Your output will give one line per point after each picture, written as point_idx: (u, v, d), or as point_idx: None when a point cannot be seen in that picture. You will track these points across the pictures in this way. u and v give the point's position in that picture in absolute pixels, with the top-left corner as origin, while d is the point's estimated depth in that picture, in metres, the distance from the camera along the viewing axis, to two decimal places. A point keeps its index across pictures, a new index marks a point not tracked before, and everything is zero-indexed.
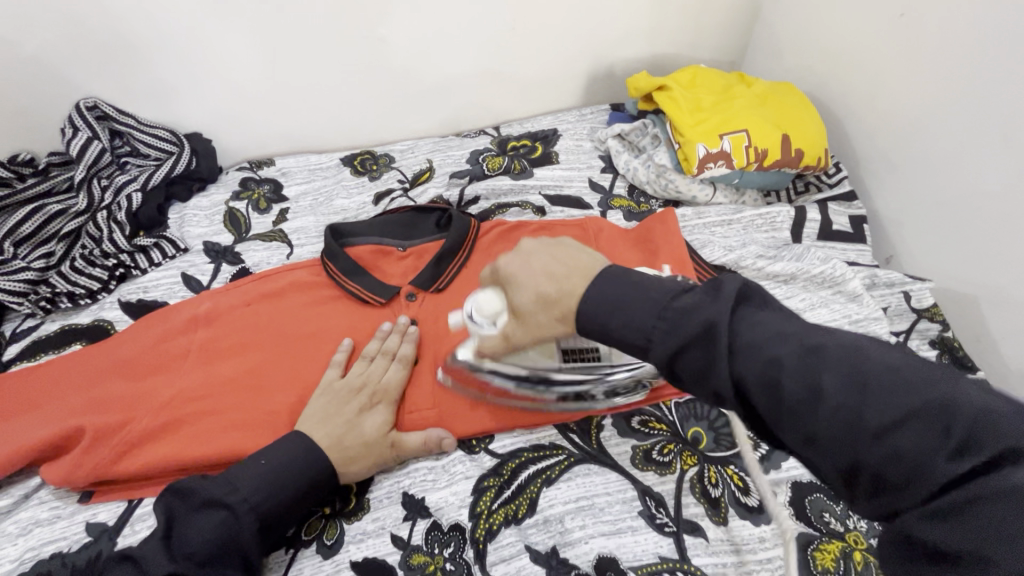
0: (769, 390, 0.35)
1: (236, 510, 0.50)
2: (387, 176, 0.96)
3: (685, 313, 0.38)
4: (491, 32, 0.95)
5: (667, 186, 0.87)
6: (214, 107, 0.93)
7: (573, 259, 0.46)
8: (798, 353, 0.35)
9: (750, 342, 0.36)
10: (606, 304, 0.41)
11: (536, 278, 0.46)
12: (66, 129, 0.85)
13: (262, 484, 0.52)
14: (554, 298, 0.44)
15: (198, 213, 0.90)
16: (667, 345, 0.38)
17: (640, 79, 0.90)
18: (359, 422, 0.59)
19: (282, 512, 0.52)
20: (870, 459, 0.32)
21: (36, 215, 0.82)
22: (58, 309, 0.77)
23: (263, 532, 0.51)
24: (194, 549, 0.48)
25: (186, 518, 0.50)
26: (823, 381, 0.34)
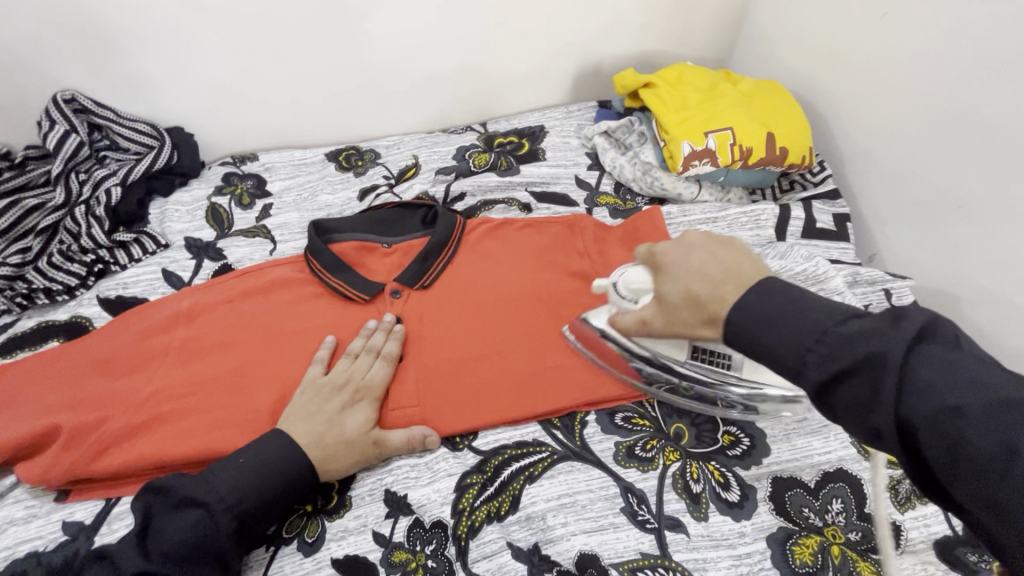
0: (941, 438, 0.33)
1: (212, 508, 0.50)
2: (372, 172, 0.95)
3: (846, 328, 0.38)
4: (478, 27, 0.95)
5: (653, 184, 0.87)
6: (196, 100, 0.91)
7: (733, 264, 0.46)
8: (989, 405, 0.33)
9: (935, 387, 0.34)
10: (755, 317, 0.42)
11: (689, 277, 0.48)
12: (42, 121, 0.83)
13: (240, 483, 0.52)
14: (701, 299, 0.47)
15: (180, 208, 0.89)
16: (810, 356, 0.39)
17: (626, 76, 0.90)
18: (340, 420, 0.59)
19: (260, 512, 0.52)
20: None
21: (12, 210, 0.80)
22: (35, 306, 0.76)
23: (239, 531, 0.51)
24: (171, 546, 0.47)
25: (166, 516, 0.50)
26: (1020, 443, 0.31)
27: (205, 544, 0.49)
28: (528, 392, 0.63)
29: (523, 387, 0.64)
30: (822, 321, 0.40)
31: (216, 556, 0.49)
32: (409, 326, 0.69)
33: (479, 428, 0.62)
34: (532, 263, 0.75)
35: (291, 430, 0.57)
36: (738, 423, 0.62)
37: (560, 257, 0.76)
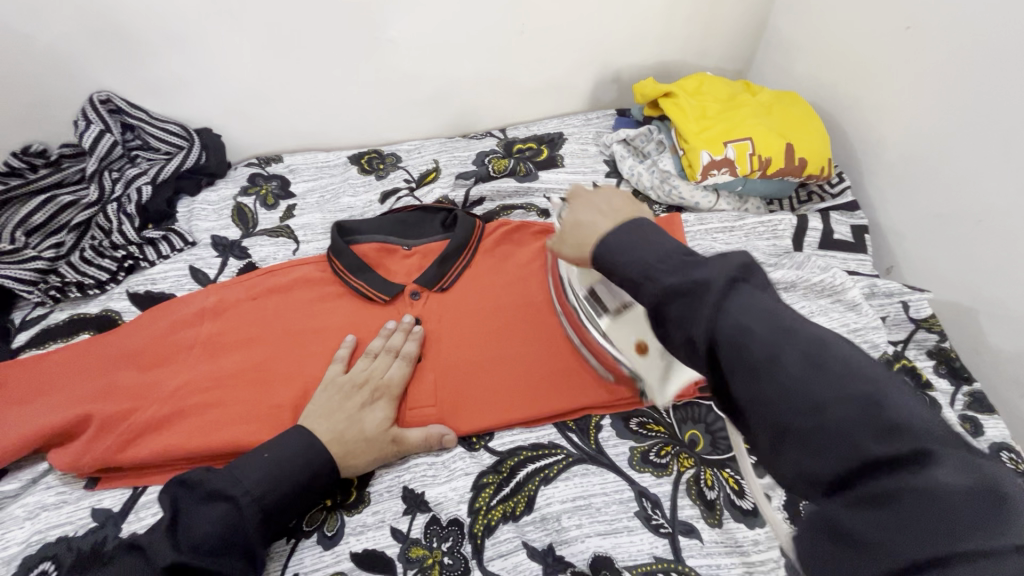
0: (733, 351, 0.37)
1: (239, 501, 0.51)
2: (394, 175, 0.97)
3: (709, 267, 0.40)
4: (499, 35, 0.96)
5: (671, 193, 0.87)
6: (225, 102, 0.94)
7: (622, 211, 0.52)
8: (771, 329, 0.36)
9: (741, 312, 0.37)
10: (610, 252, 0.45)
11: (579, 210, 0.53)
12: (79, 121, 0.86)
13: (264, 475, 0.53)
14: (580, 226, 0.51)
15: (207, 207, 0.91)
16: (670, 288, 0.40)
17: (647, 85, 0.91)
18: (360, 417, 0.60)
19: (284, 506, 0.53)
20: (819, 444, 0.33)
21: (47, 206, 0.83)
22: (67, 298, 0.78)
23: (265, 524, 0.52)
24: (200, 538, 0.49)
25: (195, 507, 0.51)
26: (785, 355, 0.35)
27: (232, 536, 0.50)
28: (537, 394, 0.64)
29: (533, 387, 0.65)
30: (700, 268, 0.40)
31: (242, 547, 0.50)
32: (428, 327, 0.70)
33: (494, 429, 0.63)
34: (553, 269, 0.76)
35: (315, 429, 0.58)
36: None
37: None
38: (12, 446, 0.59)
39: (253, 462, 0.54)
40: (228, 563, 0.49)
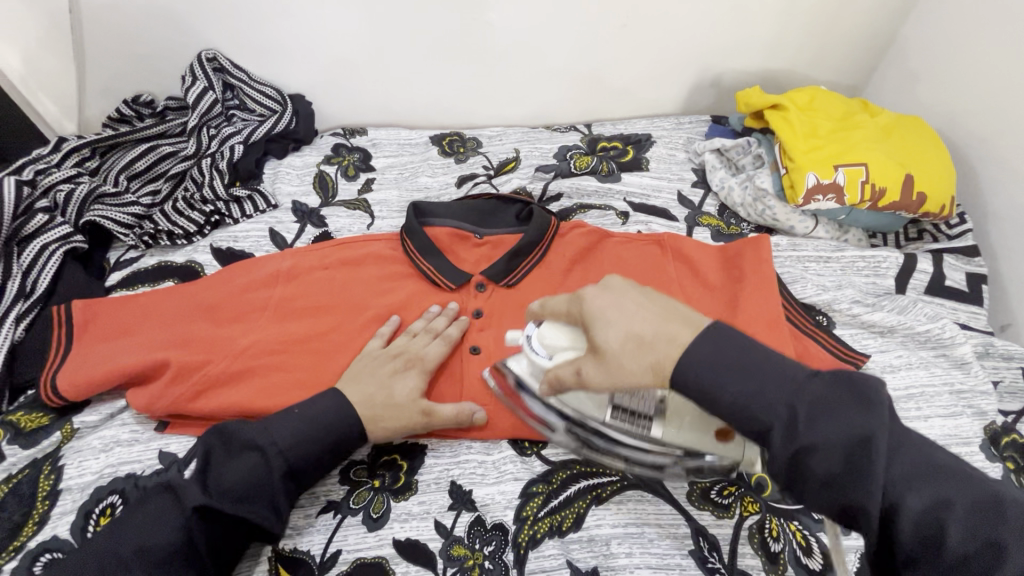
0: (912, 532, 0.37)
1: (267, 453, 0.52)
2: (474, 161, 0.96)
3: (841, 408, 0.39)
4: (601, 26, 0.92)
5: (764, 212, 0.81)
6: (319, 70, 0.95)
7: (663, 306, 0.47)
8: (960, 497, 0.38)
9: (918, 484, 0.38)
10: (717, 365, 0.42)
11: (630, 320, 0.46)
12: (187, 77, 0.90)
13: (295, 431, 0.54)
14: (650, 341, 0.44)
15: (291, 171, 0.93)
16: (825, 430, 0.39)
17: (753, 93, 0.84)
18: (390, 384, 0.60)
19: (308, 459, 0.54)
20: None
21: (150, 154, 0.88)
22: (158, 245, 0.82)
23: (288, 476, 0.53)
24: (227, 485, 0.50)
25: (227, 458, 0.52)
26: (974, 529, 0.37)
27: (258, 487, 0.51)
28: None
29: None
30: (840, 416, 0.39)
31: (269, 499, 0.52)
32: (485, 320, 0.70)
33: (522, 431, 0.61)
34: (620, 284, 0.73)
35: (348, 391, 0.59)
36: None
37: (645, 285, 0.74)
38: (96, 380, 0.63)
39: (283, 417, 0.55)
40: (253, 513, 0.50)
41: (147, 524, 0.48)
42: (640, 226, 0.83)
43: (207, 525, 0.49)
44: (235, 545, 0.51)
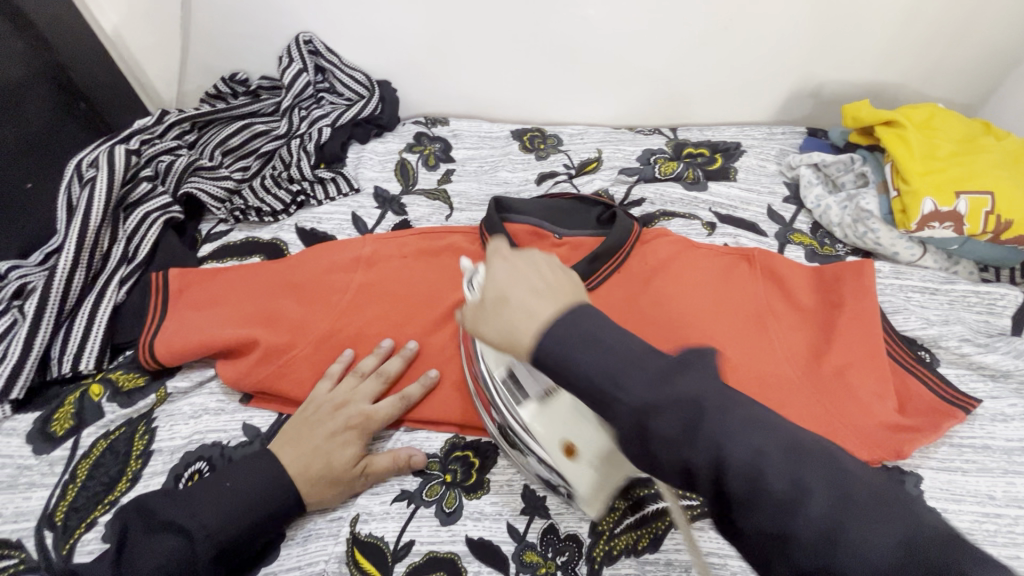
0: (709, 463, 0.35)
1: (194, 536, 0.49)
2: (554, 158, 0.95)
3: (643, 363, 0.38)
4: (700, 27, 0.88)
5: (865, 235, 0.76)
6: (408, 59, 0.96)
7: (559, 285, 0.46)
8: (781, 447, 0.34)
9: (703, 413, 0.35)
10: (567, 346, 0.40)
11: (511, 281, 0.46)
12: (283, 58, 0.93)
13: (223, 509, 0.51)
14: (509, 304, 0.45)
15: (374, 157, 0.94)
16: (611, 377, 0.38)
17: (863, 108, 0.79)
18: (331, 449, 0.57)
19: (239, 537, 0.51)
20: (792, 527, 0.32)
21: (244, 131, 0.91)
22: (246, 221, 0.84)
23: (212, 560, 0.49)
24: (141, 574, 0.46)
25: (144, 538, 0.48)
26: (797, 478, 0.33)
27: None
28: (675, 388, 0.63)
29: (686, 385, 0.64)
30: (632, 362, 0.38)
31: None
32: None
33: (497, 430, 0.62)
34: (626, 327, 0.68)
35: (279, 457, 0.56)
36: None
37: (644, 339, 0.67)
38: (189, 350, 0.65)
39: (214, 491, 0.52)
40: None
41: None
42: (727, 239, 0.79)
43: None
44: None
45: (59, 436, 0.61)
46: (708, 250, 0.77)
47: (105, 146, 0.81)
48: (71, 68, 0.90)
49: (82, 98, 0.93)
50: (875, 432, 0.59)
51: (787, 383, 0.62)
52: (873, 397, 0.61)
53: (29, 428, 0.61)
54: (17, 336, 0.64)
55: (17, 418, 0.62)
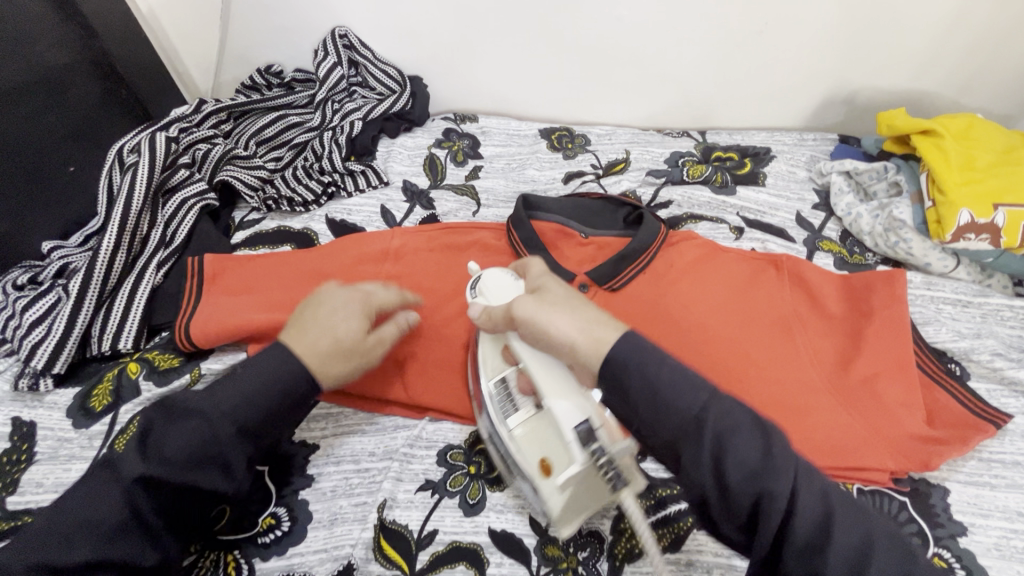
0: (749, 496, 0.41)
1: (208, 417, 0.48)
2: (582, 158, 0.95)
3: (682, 409, 0.43)
4: (735, 29, 0.88)
5: (896, 245, 0.76)
6: (440, 55, 0.97)
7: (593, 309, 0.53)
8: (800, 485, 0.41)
9: (738, 445, 0.42)
10: (639, 365, 0.45)
11: (565, 296, 0.52)
12: (319, 51, 0.95)
13: (237, 395, 0.49)
14: (579, 310, 0.50)
15: (403, 151, 0.95)
16: (661, 422, 0.44)
17: (899, 117, 0.78)
18: (336, 323, 0.55)
19: (264, 418, 0.49)
20: (829, 561, 0.39)
21: (279, 123, 0.94)
22: (278, 210, 0.86)
23: (240, 435, 0.48)
24: (169, 455, 0.47)
25: (168, 424, 0.48)
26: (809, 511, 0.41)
27: (207, 454, 0.47)
28: None
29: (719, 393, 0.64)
30: (672, 397, 0.44)
31: (222, 465, 0.48)
32: None
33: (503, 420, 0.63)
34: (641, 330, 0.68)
35: (292, 343, 0.53)
36: (952, 548, 0.55)
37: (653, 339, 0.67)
38: (222, 333, 0.66)
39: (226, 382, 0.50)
40: (205, 481, 0.47)
41: (84, 503, 0.45)
42: (754, 244, 0.79)
43: (154, 493, 0.46)
44: (190, 514, 0.48)
45: (97, 411, 0.63)
46: (735, 253, 0.76)
47: (146, 133, 0.83)
48: (115, 56, 0.92)
49: (123, 85, 0.95)
50: (901, 440, 0.59)
51: (811, 389, 0.62)
52: (898, 405, 0.61)
53: (69, 402, 0.63)
54: (60, 314, 0.66)
55: (58, 393, 0.64)
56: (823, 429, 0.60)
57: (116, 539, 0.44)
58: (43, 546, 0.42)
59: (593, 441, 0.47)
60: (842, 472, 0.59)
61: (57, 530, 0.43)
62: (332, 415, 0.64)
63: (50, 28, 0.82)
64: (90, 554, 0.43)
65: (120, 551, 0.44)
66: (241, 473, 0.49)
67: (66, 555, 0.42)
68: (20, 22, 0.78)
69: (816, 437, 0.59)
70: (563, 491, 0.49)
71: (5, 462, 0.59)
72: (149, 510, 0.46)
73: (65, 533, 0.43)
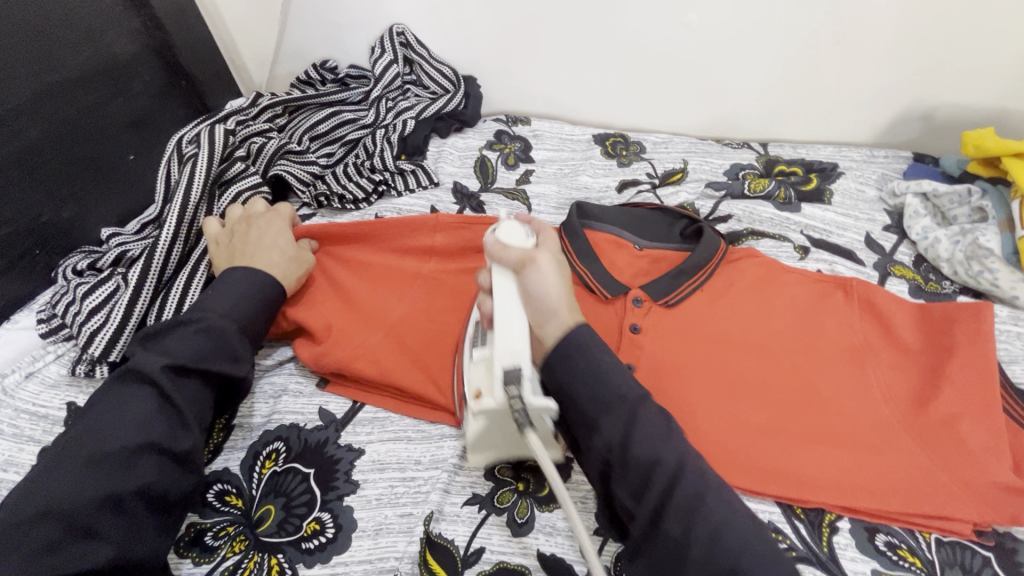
0: (644, 466, 0.46)
1: (214, 317, 0.56)
2: (637, 166, 0.92)
3: (615, 387, 0.48)
4: (808, 38, 0.84)
5: (980, 275, 0.71)
6: (496, 56, 0.96)
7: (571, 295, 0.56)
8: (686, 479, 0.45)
9: (643, 424, 0.47)
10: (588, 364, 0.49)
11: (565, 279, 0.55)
12: (375, 49, 0.96)
13: (234, 301, 0.58)
14: (570, 299, 0.54)
15: (454, 152, 0.94)
16: (587, 392, 0.48)
17: (988, 137, 0.74)
18: (275, 236, 0.66)
19: (249, 314, 0.58)
20: (691, 544, 0.43)
21: (332, 119, 0.93)
22: (329, 207, 0.85)
23: (236, 327, 0.57)
24: (179, 352, 0.53)
25: (174, 331, 0.54)
26: (692, 506, 0.44)
27: (217, 344, 0.55)
28: (743, 447, 0.59)
29: (757, 440, 0.59)
30: (612, 381, 0.49)
31: (230, 351, 0.56)
32: (644, 342, 0.64)
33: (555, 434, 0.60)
34: (697, 352, 0.64)
35: (250, 263, 0.62)
36: None
37: (711, 362, 0.64)
38: None
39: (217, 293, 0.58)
40: (217, 366, 0.54)
41: (116, 404, 0.50)
42: (822, 265, 0.75)
43: (179, 381, 0.52)
44: (210, 400, 0.54)
45: None
46: (799, 273, 0.72)
47: (205, 125, 0.84)
48: (178, 48, 0.94)
49: (184, 77, 0.96)
50: (986, 491, 0.54)
51: (886, 427, 0.58)
52: (985, 450, 0.56)
53: None
54: (119, 302, 0.67)
55: None
56: (899, 469, 0.56)
57: (149, 425, 0.49)
58: (89, 440, 0.47)
59: (511, 383, 0.48)
60: (920, 519, 0.55)
61: (98, 429, 0.48)
62: (377, 419, 0.63)
63: (120, 18, 0.83)
64: (137, 438, 0.48)
65: (157, 432, 0.49)
66: (247, 359, 0.57)
67: (115, 439, 0.47)
68: (92, 13, 0.79)
69: (890, 477, 0.56)
70: (480, 412, 0.51)
71: None
72: (175, 394, 0.51)
73: (104, 424, 0.48)
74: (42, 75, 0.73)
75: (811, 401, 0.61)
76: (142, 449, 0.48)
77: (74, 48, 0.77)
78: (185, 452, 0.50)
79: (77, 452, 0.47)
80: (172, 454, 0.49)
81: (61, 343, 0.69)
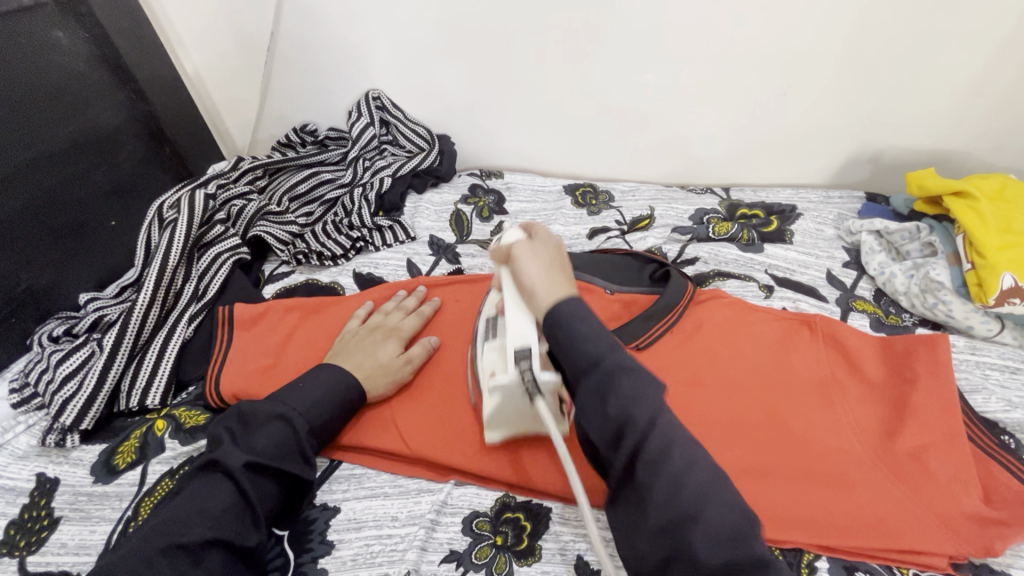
0: (617, 423, 0.43)
1: (291, 419, 0.56)
2: (606, 214, 0.96)
3: (584, 351, 0.46)
4: (758, 91, 0.90)
5: (936, 307, 0.74)
6: (468, 116, 1.01)
7: (562, 264, 0.57)
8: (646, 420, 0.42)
9: (621, 387, 0.44)
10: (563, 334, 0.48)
11: (539, 261, 0.56)
12: (353, 112, 1.00)
13: (311, 396, 0.59)
14: (562, 269, 0.55)
15: (430, 207, 0.97)
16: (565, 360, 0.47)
17: (928, 176, 0.80)
18: (377, 349, 0.67)
19: (323, 419, 0.59)
20: (669, 503, 0.40)
21: (311, 179, 0.97)
22: (308, 264, 0.87)
23: (307, 432, 0.57)
24: (258, 447, 0.53)
25: (255, 426, 0.55)
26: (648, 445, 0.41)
27: (292, 445, 0.55)
28: None
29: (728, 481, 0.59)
30: (585, 345, 0.46)
31: (300, 454, 0.56)
32: None
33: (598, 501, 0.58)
34: (672, 397, 0.65)
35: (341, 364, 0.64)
36: None
37: (685, 406, 0.64)
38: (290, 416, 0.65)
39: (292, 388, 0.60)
40: (288, 466, 0.54)
41: (195, 495, 0.49)
42: (786, 302, 0.77)
43: (254, 476, 0.51)
44: (275, 497, 0.53)
45: (119, 468, 0.61)
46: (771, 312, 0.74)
47: (186, 190, 0.87)
48: (162, 117, 0.98)
49: (170, 145, 1.01)
50: (959, 524, 0.55)
51: (857, 462, 0.59)
52: (954, 482, 0.57)
53: (95, 458, 0.63)
54: (93, 369, 0.67)
55: (84, 449, 0.64)
56: (872, 505, 0.57)
57: (225, 519, 0.48)
58: (166, 528, 0.45)
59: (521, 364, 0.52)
60: (893, 555, 0.55)
61: (175, 517, 0.47)
62: (354, 477, 0.63)
63: (109, 92, 0.88)
64: (209, 531, 0.46)
65: (228, 526, 0.47)
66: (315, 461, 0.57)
67: (190, 531, 0.46)
68: (78, 88, 0.83)
69: (864, 514, 0.56)
70: (491, 394, 0.56)
71: (26, 520, 0.57)
72: (253, 491, 0.50)
73: (185, 515, 0.46)
74: (26, 147, 0.76)
75: (784, 439, 0.61)
76: (212, 542, 0.46)
77: (59, 121, 0.80)
78: (250, 549, 0.49)
79: (151, 540, 0.44)
80: (240, 551, 0.48)
81: (33, 412, 0.68)
